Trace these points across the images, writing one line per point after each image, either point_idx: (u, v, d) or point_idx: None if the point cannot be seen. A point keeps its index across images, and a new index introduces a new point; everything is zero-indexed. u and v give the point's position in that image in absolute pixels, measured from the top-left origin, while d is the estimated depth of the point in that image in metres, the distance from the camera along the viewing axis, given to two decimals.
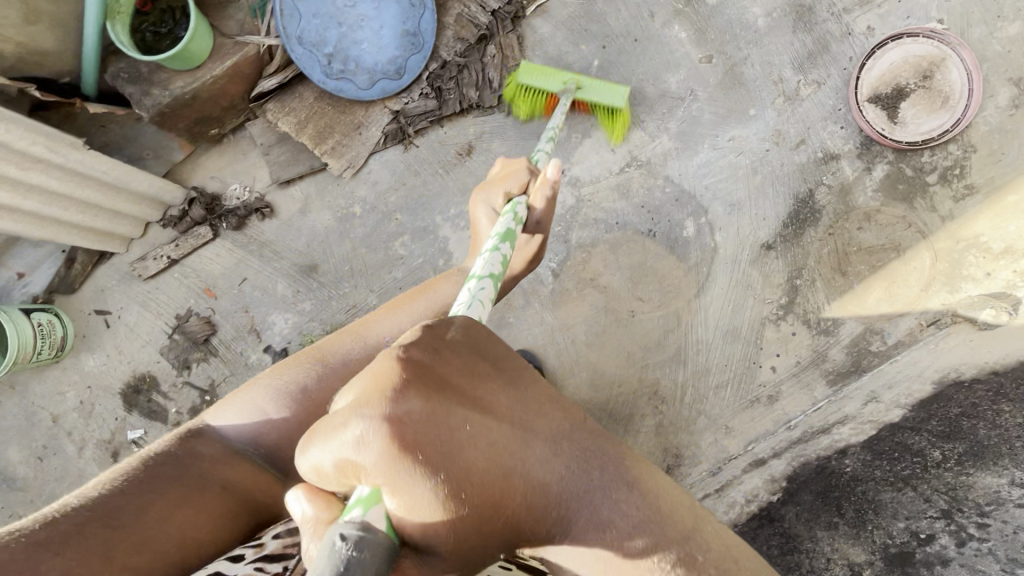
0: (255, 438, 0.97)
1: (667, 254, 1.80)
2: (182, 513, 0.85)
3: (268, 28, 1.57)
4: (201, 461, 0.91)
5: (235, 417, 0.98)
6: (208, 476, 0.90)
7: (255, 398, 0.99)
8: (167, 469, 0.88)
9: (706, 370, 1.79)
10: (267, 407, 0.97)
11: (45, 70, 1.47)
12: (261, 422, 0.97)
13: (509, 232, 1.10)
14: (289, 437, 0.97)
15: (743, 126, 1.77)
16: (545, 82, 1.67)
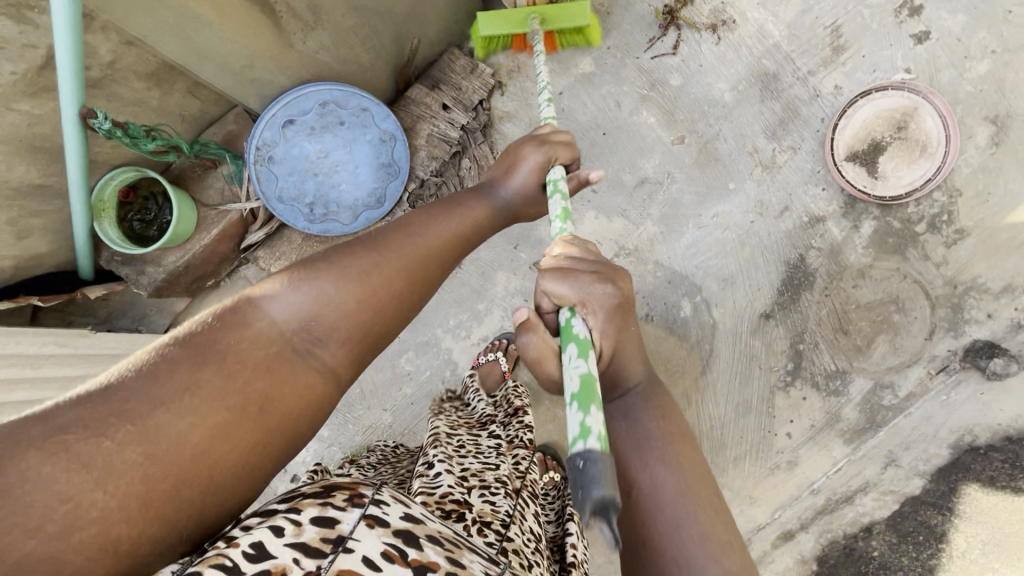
0: (308, 320, 0.70)
1: (668, 336, 1.82)
2: (233, 407, 0.62)
3: (250, 192, 1.60)
4: (237, 345, 0.66)
5: (284, 290, 0.71)
6: (255, 353, 0.67)
7: (303, 276, 0.73)
8: (194, 364, 0.63)
9: (722, 444, 1.81)
10: (315, 277, 0.73)
11: (43, 268, 1.52)
12: (314, 301, 0.71)
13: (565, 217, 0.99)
14: (343, 320, 0.72)
15: (724, 202, 1.78)
16: (504, 28, 1.53)
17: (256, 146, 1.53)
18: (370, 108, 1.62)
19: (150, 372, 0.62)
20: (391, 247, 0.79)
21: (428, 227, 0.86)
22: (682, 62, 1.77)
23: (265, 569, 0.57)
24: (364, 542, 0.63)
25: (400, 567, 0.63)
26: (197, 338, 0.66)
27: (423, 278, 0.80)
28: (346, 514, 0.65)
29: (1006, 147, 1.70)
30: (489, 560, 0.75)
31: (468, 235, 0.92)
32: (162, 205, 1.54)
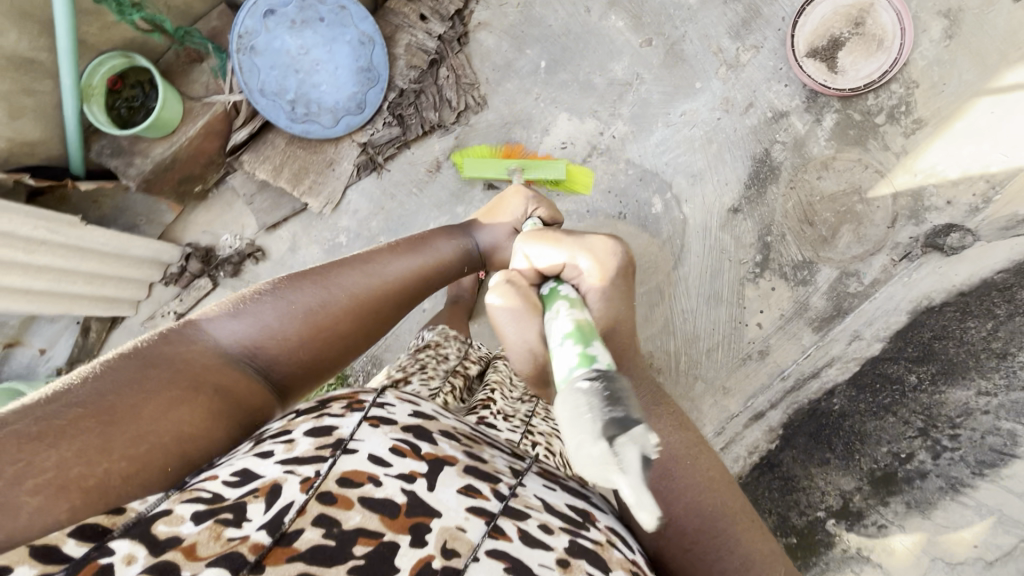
0: (249, 348, 0.87)
1: (641, 233, 1.88)
2: (175, 408, 0.72)
3: (233, 84, 1.68)
4: (189, 360, 0.80)
5: (235, 321, 0.88)
6: (200, 373, 0.79)
7: (252, 308, 0.89)
8: (149, 364, 0.76)
9: (695, 336, 1.87)
10: (248, 311, 0.89)
11: (35, 158, 1.57)
12: (257, 331, 0.88)
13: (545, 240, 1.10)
14: (287, 350, 0.89)
15: (692, 100, 1.85)
16: (488, 170, 1.78)
17: (238, 34, 1.62)
18: (348, 7, 1.69)
19: (101, 376, 0.72)
20: (333, 282, 0.95)
21: (379, 268, 1.00)
22: None
23: (255, 488, 0.62)
24: (369, 441, 0.70)
25: (412, 461, 0.70)
26: (150, 351, 0.79)
27: (361, 310, 0.95)
28: (343, 420, 0.72)
29: (959, 39, 1.76)
30: (512, 456, 0.88)
31: (420, 272, 1.06)
32: (148, 93, 1.61)
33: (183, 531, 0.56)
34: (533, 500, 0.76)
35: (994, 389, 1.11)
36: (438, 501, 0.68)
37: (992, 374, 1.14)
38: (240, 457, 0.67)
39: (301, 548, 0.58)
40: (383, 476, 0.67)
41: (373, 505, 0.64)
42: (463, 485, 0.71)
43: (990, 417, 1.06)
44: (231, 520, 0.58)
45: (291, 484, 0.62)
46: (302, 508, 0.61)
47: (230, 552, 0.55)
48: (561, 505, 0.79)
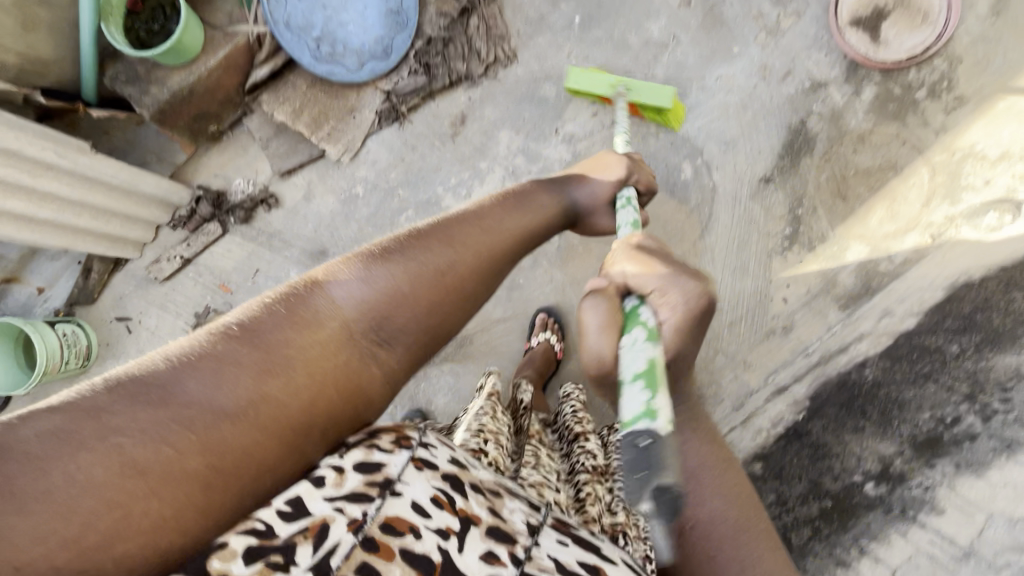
0: (375, 316, 0.78)
1: (668, 198, 1.82)
2: (280, 436, 0.64)
3: (257, 15, 1.66)
4: (308, 346, 0.70)
5: (360, 280, 0.80)
6: (312, 375, 0.69)
7: (378, 268, 0.82)
8: (256, 351, 0.67)
9: (719, 308, 1.82)
10: (370, 270, 0.81)
11: (47, 78, 1.50)
12: (386, 293, 0.80)
13: (652, 385, 0.74)
14: (417, 314, 0.81)
15: (728, 65, 1.80)
16: (593, 84, 1.76)
17: None
18: None
19: (209, 383, 0.62)
20: (458, 242, 0.91)
21: (493, 224, 0.99)
22: None
23: (304, 528, 0.59)
24: (412, 488, 0.66)
25: (448, 514, 0.66)
26: (261, 330, 0.69)
27: (485, 270, 0.92)
28: (391, 457, 0.67)
29: (1007, 16, 1.72)
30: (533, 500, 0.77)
31: (523, 232, 1.04)
32: (169, 17, 1.55)
33: (234, 569, 0.54)
34: (549, 564, 0.69)
35: None
36: (465, 564, 0.64)
37: None
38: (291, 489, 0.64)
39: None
40: (422, 528, 0.63)
41: (411, 560, 0.61)
42: (486, 548, 0.66)
43: None
44: (279, 565, 0.56)
45: (337, 526, 0.60)
46: (348, 554, 0.59)
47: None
48: (574, 564, 0.71)
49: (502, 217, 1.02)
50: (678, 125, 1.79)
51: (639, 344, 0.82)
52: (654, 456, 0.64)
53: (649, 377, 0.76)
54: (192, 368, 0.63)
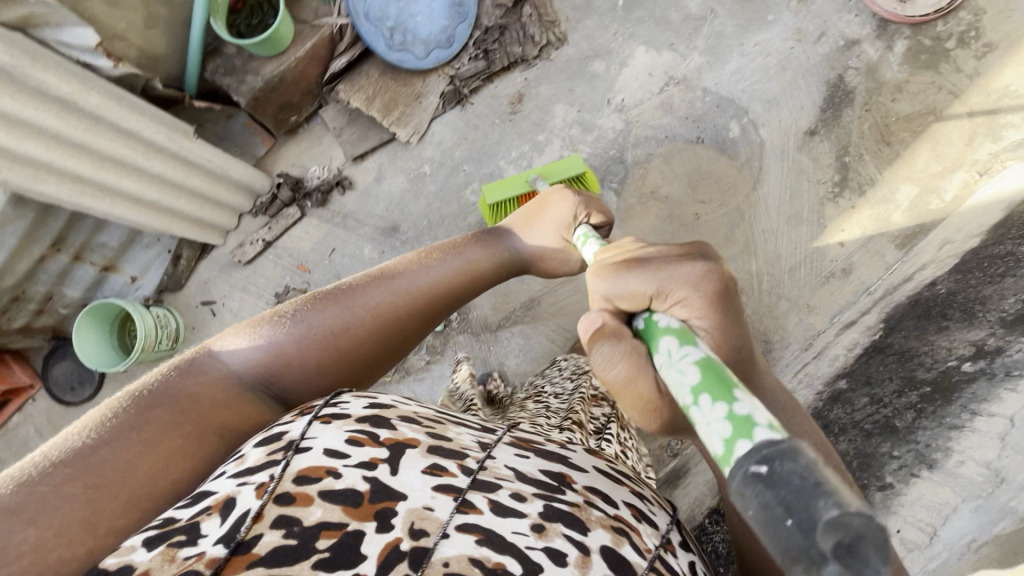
0: (258, 372, 0.92)
1: (719, 156, 1.93)
2: (166, 462, 0.77)
3: (341, 8, 1.84)
4: (191, 396, 0.86)
5: (240, 346, 0.93)
6: (196, 418, 0.83)
7: (262, 334, 0.95)
8: (147, 408, 0.82)
9: (777, 256, 1.89)
10: (265, 333, 0.95)
11: (159, 71, 1.69)
12: (268, 355, 0.93)
13: (722, 393, 0.66)
14: (301, 368, 0.94)
15: (765, 32, 1.94)
16: (510, 189, 1.69)
17: None
18: None
19: (93, 436, 0.77)
20: (353, 300, 1.01)
21: (401, 281, 1.07)
22: None
23: (208, 507, 0.67)
24: (322, 438, 0.72)
25: (371, 448, 0.73)
26: (161, 389, 0.86)
27: (380, 329, 1.02)
28: (291, 425, 0.75)
29: None
30: (480, 430, 0.88)
31: (448, 283, 1.12)
32: (265, 13, 1.74)
33: (138, 559, 0.61)
34: (505, 471, 0.78)
35: None
36: (401, 484, 0.70)
37: None
38: (212, 479, 0.73)
39: (263, 552, 0.62)
40: (342, 467, 0.70)
41: (333, 497, 0.67)
42: (429, 464, 0.73)
43: None
44: (183, 541, 0.63)
45: (247, 495, 0.66)
46: (258, 514, 0.64)
47: (185, 571, 0.60)
48: (535, 472, 0.80)
49: (427, 264, 1.12)
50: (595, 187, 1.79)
51: (681, 352, 0.77)
52: (789, 487, 0.48)
53: (714, 386, 0.68)
54: (84, 434, 0.77)
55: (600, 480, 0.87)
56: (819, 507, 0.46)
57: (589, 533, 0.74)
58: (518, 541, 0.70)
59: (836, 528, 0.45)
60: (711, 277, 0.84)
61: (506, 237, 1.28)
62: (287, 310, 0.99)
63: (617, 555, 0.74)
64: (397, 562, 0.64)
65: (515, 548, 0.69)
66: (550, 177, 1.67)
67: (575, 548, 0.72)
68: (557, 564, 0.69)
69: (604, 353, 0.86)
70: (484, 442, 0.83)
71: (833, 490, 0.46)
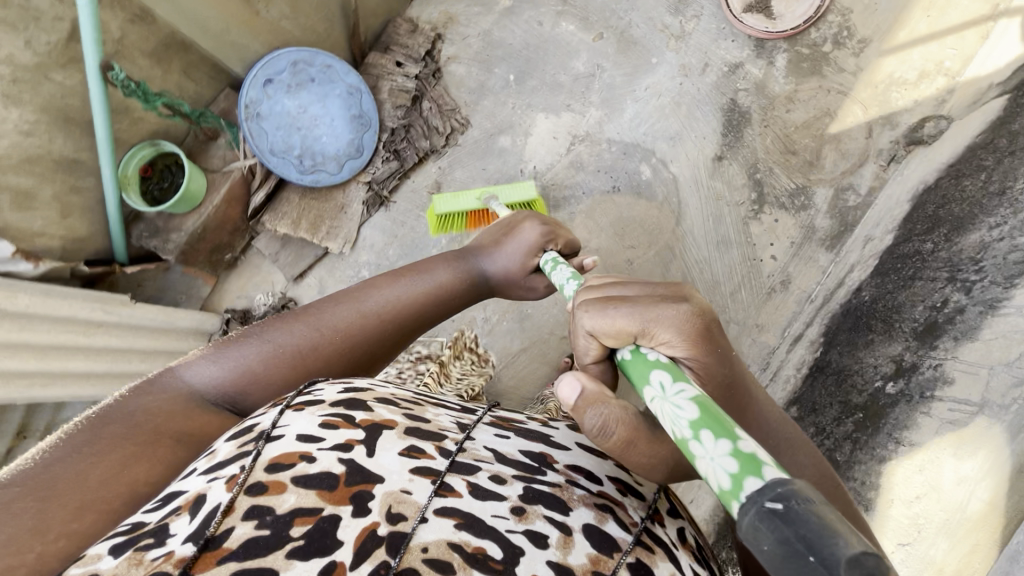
0: (223, 391, 0.97)
1: (637, 200, 1.99)
2: (129, 468, 0.79)
3: (245, 151, 1.90)
4: (157, 411, 0.90)
5: (204, 367, 0.98)
6: (161, 429, 0.87)
7: (229, 353, 1.00)
8: (108, 425, 0.85)
9: (716, 283, 1.92)
10: (228, 352, 1.00)
11: (87, 251, 1.76)
12: (234, 376, 0.98)
13: (719, 427, 0.63)
14: (266, 389, 0.99)
15: (652, 74, 2.02)
16: (459, 202, 1.75)
17: (245, 105, 1.83)
18: (334, 65, 1.92)
19: (57, 450, 0.79)
20: (320, 321, 1.06)
21: (368, 301, 1.11)
22: None
23: (177, 507, 0.68)
24: (294, 425, 0.77)
25: (347, 431, 0.76)
26: (126, 409, 0.89)
27: (345, 348, 1.06)
28: (261, 418, 0.80)
29: None
30: (459, 413, 0.94)
31: (414, 299, 1.16)
32: (175, 173, 1.83)
33: (104, 564, 0.61)
34: (483, 453, 0.82)
35: (1004, 220, 1.15)
36: (378, 466, 0.73)
37: (998, 209, 1.19)
38: (181, 480, 0.74)
39: (234, 545, 0.62)
40: (316, 451, 0.73)
41: (308, 482, 0.69)
42: (405, 447, 0.77)
43: (1007, 240, 1.11)
44: (152, 544, 0.63)
45: (219, 490, 0.68)
46: (230, 505, 0.66)
47: (153, 571, 0.59)
48: (515, 453, 0.85)
49: (392, 282, 1.15)
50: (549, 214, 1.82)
51: (673, 387, 0.71)
52: (806, 528, 0.51)
53: (711, 421, 0.65)
54: (47, 451, 0.80)
55: (584, 456, 0.91)
56: (835, 551, 0.49)
57: (570, 514, 0.76)
58: (498, 523, 0.72)
59: (855, 566, 0.48)
60: (694, 318, 0.77)
61: (475, 258, 1.30)
62: (253, 333, 1.04)
63: (600, 530, 0.76)
64: (374, 547, 0.66)
65: (495, 531, 0.71)
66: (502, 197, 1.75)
67: (557, 530, 0.74)
68: (536, 545, 0.71)
69: (596, 418, 0.76)
70: (460, 425, 0.88)
71: (841, 536, 0.50)
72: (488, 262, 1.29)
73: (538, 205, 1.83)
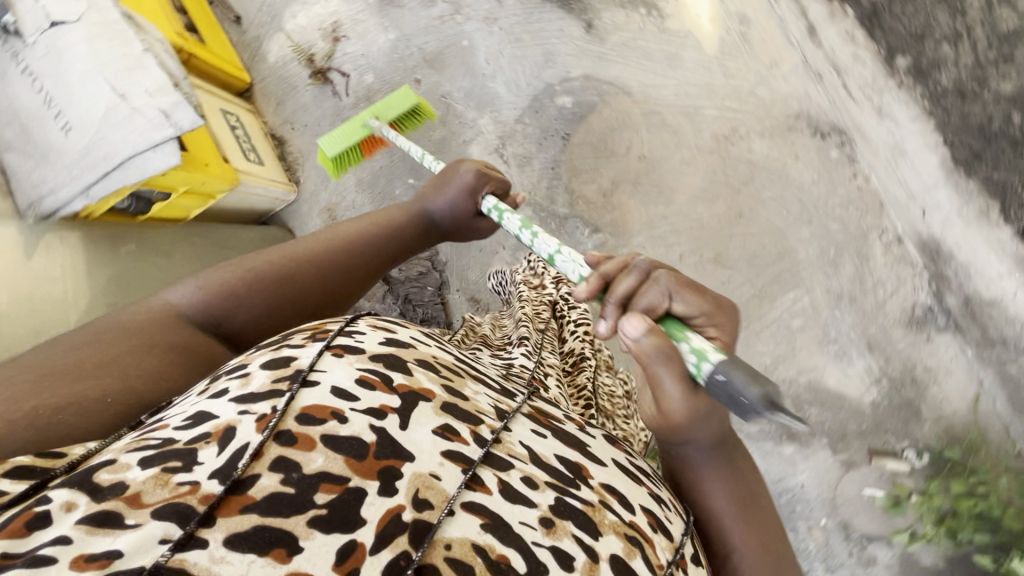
0: (201, 313, 0.90)
1: (585, 122, 1.90)
2: (130, 374, 0.76)
3: None
4: (131, 322, 0.84)
5: (189, 287, 0.92)
6: (156, 340, 0.82)
7: (210, 277, 0.93)
8: (99, 332, 0.81)
9: (709, 86, 1.78)
10: (216, 277, 0.93)
11: None
12: (215, 298, 0.91)
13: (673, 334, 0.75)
14: (252, 316, 0.93)
15: (478, 49, 1.96)
16: (349, 134, 1.64)
17: None
18: None
19: (43, 347, 0.77)
20: (299, 249, 1.01)
21: (342, 234, 1.08)
22: (351, 67, 2.06)
23: (204, 436, 0.64)
24: (332, 374, 0.71)
25: (382, 394, 0.72)
26: (102, 322, 0.84)
27: (329, 270, 1.02)
28: (303, 351, 0.74)
29: None
30: (498, 394, 0.88)
31: (379, 233, 1.14)
32: None
33: (129, 476, 0.59)
34: (519, 449, 0.78)
35: None
36: (411, 443, 0.70)
37: None
38: (195, 401, 0.70)
39: (257, 497, 0.60)
40: (349, 410, 0.69)
41: (338, 446, 0.66)
42: (439, 427, 0.73)
43: None
44: (179, 467, 0.60)
45: (247, 427, 0.64)
46: (259, 452, 0.63)
47: (177, 501, 0.58)
48: (553, 458, 0.80)
49: (360, 220, 1.13)
50: (428, 115, 1.81)
51: None
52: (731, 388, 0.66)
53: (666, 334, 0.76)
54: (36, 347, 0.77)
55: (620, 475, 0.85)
56: (747, 399, 0.64)
57: (600, 539, 0.73)
58: (527, 534, 0.69)
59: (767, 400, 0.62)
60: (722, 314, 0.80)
61: (423, 204, 1.28)
62: (244, 267, 0.94)
63: (626, 563, 0.73)
64: (398, 534, 0.63)
65: (519, 542, 0.68)
66: (384, 117, 1.66)
67: (582, 554, 0.71)
68: (564, 567, 0.68)
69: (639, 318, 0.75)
70: (499, 409, 0.83)
71: (753, 383, 0.64)
72: (443, 197, 1.27)
73: (424, 114, 1.74)
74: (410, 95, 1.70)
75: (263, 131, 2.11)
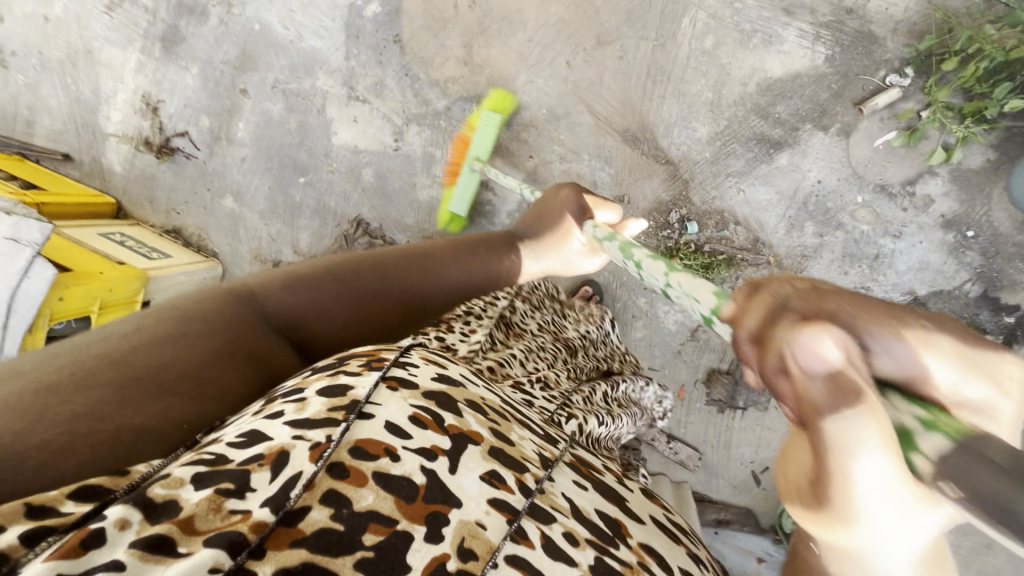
0: (290, 319, 0.78)
1: (402, 12, 1.78)
2: (199, 376, 0.61)
3: None
4: (210, 312, 0.70)
5: (292, 285, 0.80)
6: (237, 343, 0.67)
7: (302, 282, 0.82)
8: (183, 319, 0.66)
9: None
10: (314, 281, 0.83)
11: None
12: (301, 308, 0.79)
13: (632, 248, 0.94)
14: (329, 335, 0.81)
15: (271, 22, 1.87)
16: (463, 190, 1.81)
17: None
18: None
19: (121, 338, 0.61)
20: (388, 264, 0.93)
21: (428, 254, 1.01)
22: (184, 123, 1.98)
23: (258, 455, 0.47)
24: (387, 409, 0.53)
25: (433, 433, 0.53)
26: (184, 303, 0.70)
27: (409, 293, 0.94)
28: (360, 379, 0.54)
29: None
30: (544, 437, 0.66)
31: (471, 271, 1.05)
32: None
33: (184, 495, 0.43)
34: (563, 501, 0.58)
35: None
36: (460, 487, 0.51)
37: None
38: (248, 419, 0.52)
39: (308, 531, 0.44)
40: (403, 448, 0.50)
41: (389, 484, 0.48)
42: (488, 470, 0.54)
43: None
44: (232, 490, 0.44)
45: (299, 454, 0.47)
46: (310, 483, 0.46)
47: (228, 531, 0.42)
48: (592, 508, 0.60)
49: (451, 243, 1.07)
50: (512, 105, 1.77)
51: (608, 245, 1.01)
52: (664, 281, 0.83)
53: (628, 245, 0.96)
54: (114, 338, 0.61)
55: (663, 540, 0.63)
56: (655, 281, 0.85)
57: None
58: None
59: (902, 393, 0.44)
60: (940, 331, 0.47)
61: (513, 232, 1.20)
62: (330, 269, 0.86)
63: None
64: None
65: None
66: (480, 155, 1.78)
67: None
68: None
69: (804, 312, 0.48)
70: (545, 457, 0.62)
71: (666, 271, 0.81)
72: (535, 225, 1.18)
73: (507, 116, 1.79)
74: (494, 115, 1.75)
75: (156, 234, 2.05)
